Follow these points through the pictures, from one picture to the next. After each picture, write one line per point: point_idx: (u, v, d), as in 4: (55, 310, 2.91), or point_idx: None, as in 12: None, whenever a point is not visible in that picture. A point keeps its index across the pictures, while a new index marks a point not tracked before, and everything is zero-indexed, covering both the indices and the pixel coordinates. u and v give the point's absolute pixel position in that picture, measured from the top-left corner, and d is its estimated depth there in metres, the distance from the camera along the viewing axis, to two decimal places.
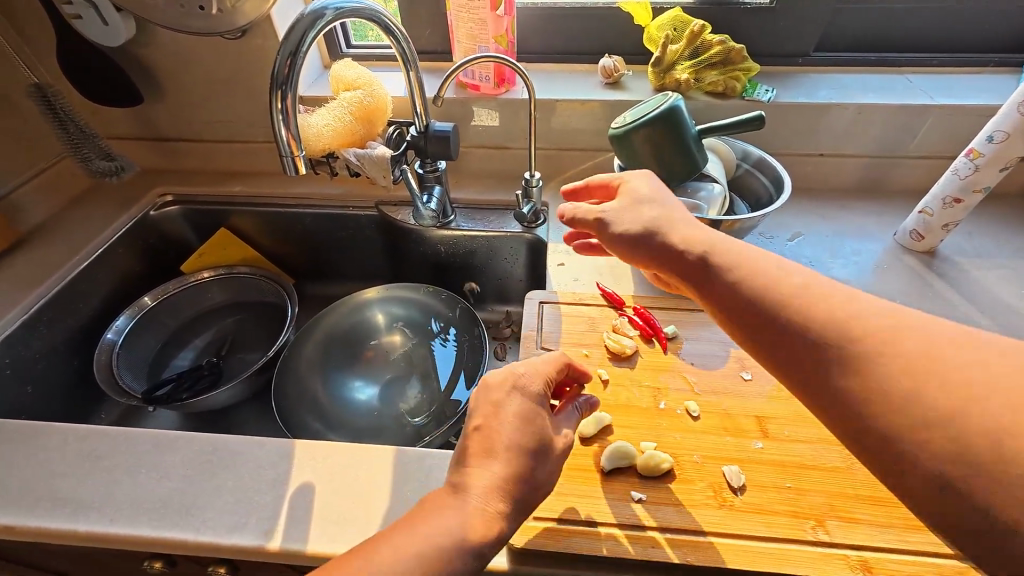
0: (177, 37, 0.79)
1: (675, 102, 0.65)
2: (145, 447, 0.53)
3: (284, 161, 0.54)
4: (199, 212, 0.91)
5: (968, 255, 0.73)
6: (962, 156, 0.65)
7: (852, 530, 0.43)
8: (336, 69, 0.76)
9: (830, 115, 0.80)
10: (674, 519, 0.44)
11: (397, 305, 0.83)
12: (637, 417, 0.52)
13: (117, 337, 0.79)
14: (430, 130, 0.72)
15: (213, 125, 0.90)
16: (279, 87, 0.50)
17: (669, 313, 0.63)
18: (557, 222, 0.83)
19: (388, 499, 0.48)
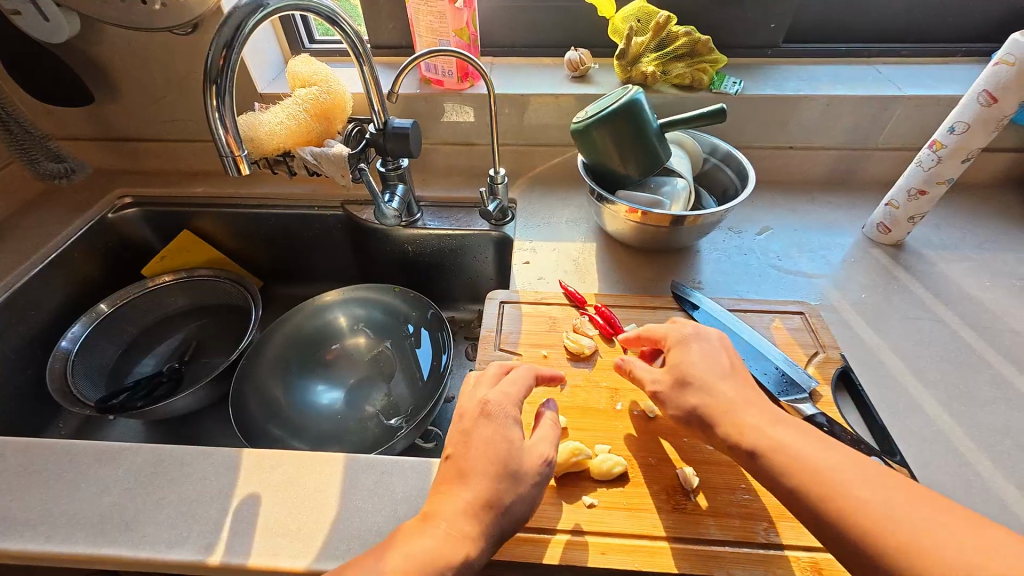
0: (126, 33, 0.76)
1: (636, 95, 0.63)
2: (87, 459, 0.51)
3: (226, 161, 0.52)
4: (160, 214, 0.89)
5: (935, 248, 0.72)
6: (925, 148, 0.64)
7: (804, 531, 0.42)
8: (292, 65, 0.74)
9: (798, 107, 0.79)
10: (625, 524, 0.43)
11: (362, 306, 0.81)
12: (593, 419, 0.51)
13: (72, 345, 0.77)
14: (389, 127, 0.71)
15: (171, 124, 0.87)
16: (213, 84, 0.48)
17: (631, 312, 0.63)
18: (524, 220, 0.81)
19: (336, 508, 0.46)
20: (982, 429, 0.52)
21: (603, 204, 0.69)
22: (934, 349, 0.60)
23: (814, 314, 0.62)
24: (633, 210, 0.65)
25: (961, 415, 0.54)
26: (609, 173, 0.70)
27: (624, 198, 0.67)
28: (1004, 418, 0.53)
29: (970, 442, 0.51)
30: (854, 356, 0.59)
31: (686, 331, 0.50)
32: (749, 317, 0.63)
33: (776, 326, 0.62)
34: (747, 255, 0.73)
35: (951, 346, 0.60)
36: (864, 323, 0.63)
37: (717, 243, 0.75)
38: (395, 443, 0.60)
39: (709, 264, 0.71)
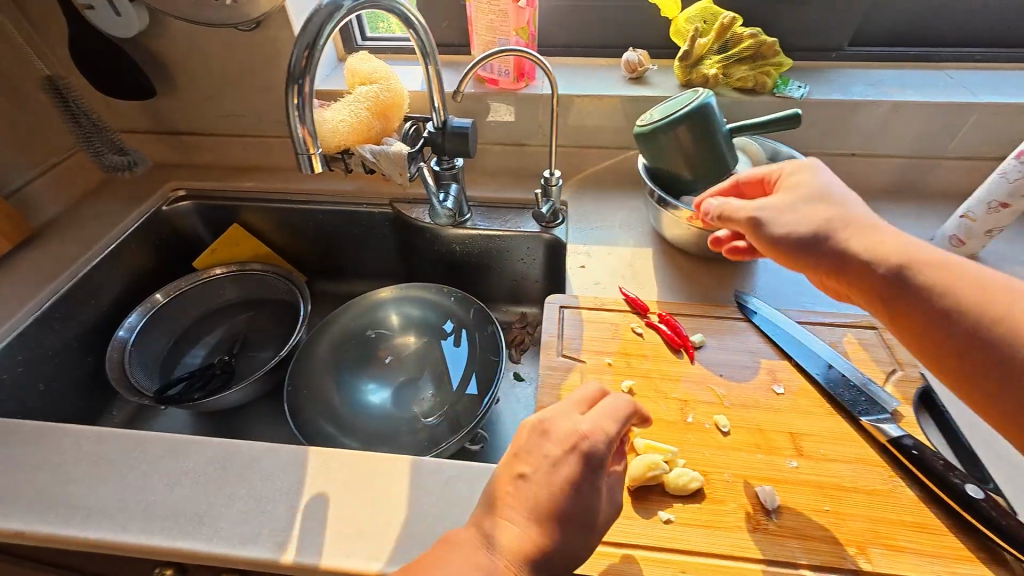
0: (189, 28, 0.77)
1: (706, 99, 0.62)
2: (157, 450, 0.51)
3: (301, 159, 0.52)
4: (212, 207, 0.90)
5: (1011, 262, 0.69)
6: (1011, 158, 0.61)
7: (896, 559, 0.40)
8: (351, 62, 0.74)
9: (866, 113, 0.77)
10: (704, 542, 0.42)
11: (410, 305, 0.81)
12: (664, 431, 0.50)
13: (129, 334, 0.78)
14: (449, 127, 0.70)
15: (225, 119, 0.88)
16: (295, 83, 0.48)
17: (697, 322, 0.60)
18: (576, 222, 0.80)
19: (406, 510, 0.46)
20: None
21: (665, 210, 0.67)
22: None
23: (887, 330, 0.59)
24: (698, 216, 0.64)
25: None
26: (671, 178, 0.68)
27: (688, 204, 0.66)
28: None
29: None
30: None
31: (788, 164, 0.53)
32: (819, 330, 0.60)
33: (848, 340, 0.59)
34: None
35: None
36: None
37: None
38: (453, 444, 0.60)
39: (772, 273, 0.69)
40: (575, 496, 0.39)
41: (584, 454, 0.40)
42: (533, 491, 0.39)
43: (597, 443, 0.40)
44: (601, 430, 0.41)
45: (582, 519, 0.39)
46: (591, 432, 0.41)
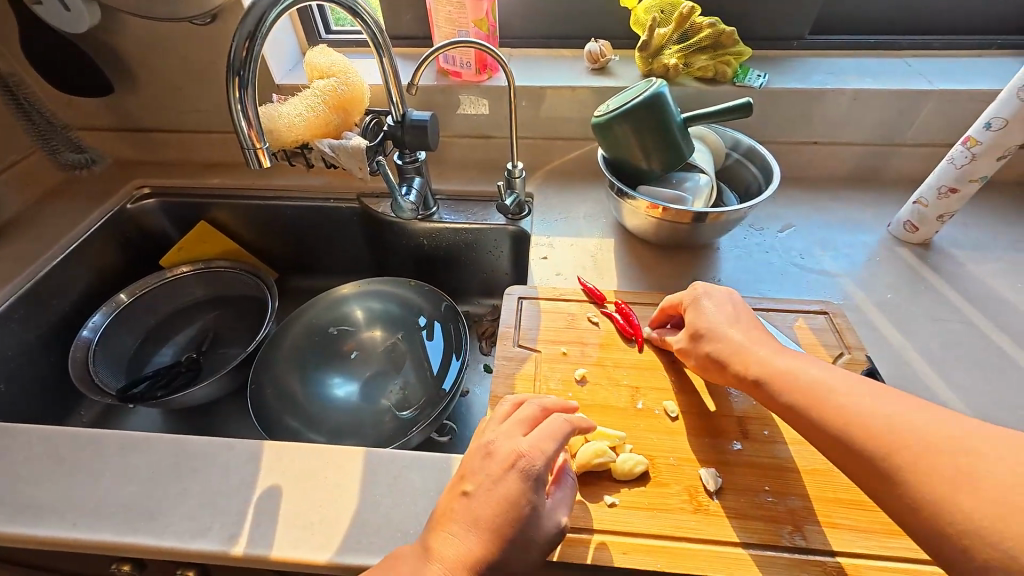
0: (145, 22, 0.76)
1: (660, 88, 0.62)
2: (111, 448, 0.51)
3: (248, 153, 0.52)
4: (177, 205, 0.89)
5: (963, 247, 0.71)
6: (959, 144, 0.62)
7: (830, 536, 0.42)
8: (310, 56, 0.73)
9: (825, 101, 0.77)
10: (646, 524, 0.43)
11: (376, 300, 0.81)
12: (614, 418, 0.50)
13: (93, 334, 0.77)
14: (408, 120, 0.70)
15: (188, 115, 0.88)
16: (236, 75, 0.48)
17: (653, 310, 0.61)
18: (541, 214, 0.81)
19: (357, 501, 0.47)
20: None
21: (623, 200, 0.68)
22: (963, 353, 0.59)
23: (838, 315, 0.61)
24: (655, 206, 0.64)
25: (990, 419, 0.52)
26: (629, 168, 0.68)
27: (645, 194, 0.66)
28: None
29: None
30: (878, 357, 0.58)
31: (696, 290, 0.54)
32: (772, 316, 0.61)
33: (799, 326, 0.60)
34: (768, 252, 0.71)
35: (980, 347, 0.59)
36: (890, 324, 0.62)
37: (737, 240, 0.73)
38: (414, 435, 0.61)
39: (732, 262, 0.70)
40: (512, 513, 0.39)
41: (522, 472, 0.40)
42: (473, 506, 0.39)
43: (535, 462, 0.41)
44: (539, 450, 0.41)
45: (523, 540, 0.38)
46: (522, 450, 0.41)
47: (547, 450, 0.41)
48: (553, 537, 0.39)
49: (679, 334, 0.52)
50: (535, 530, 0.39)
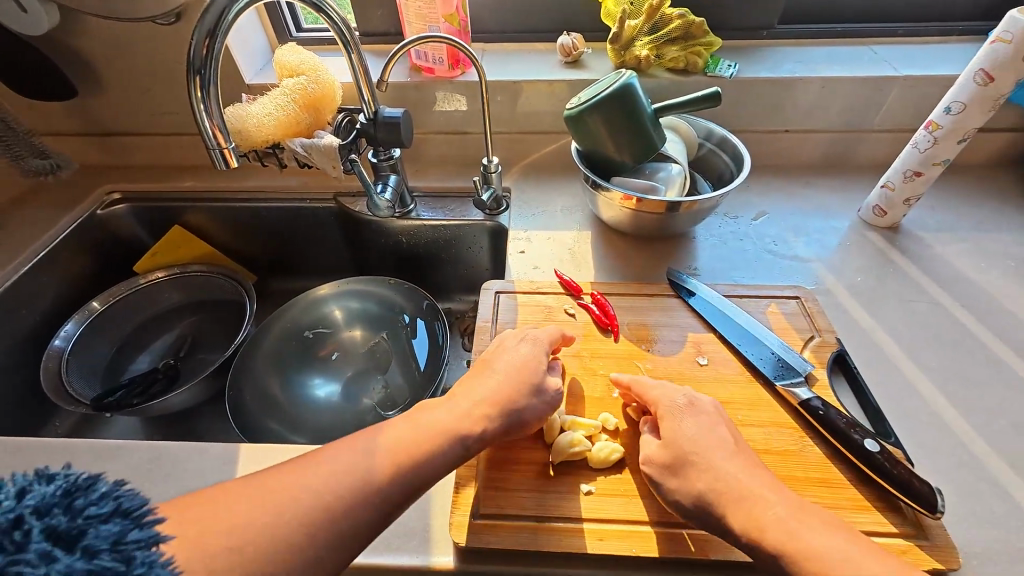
0: (106, 23, 0.74)
1: (629, 80, 0.62)
2: (83, 458, 0.51)
3: (213, 154, 0.52)
4: (148, 209, 0.87)
5: (930, 229, 0.72)
6: (921, 128, 0.64)
7: None
8: (279, 54, 0.73)
9: (794, 89, 0.79)
10: (622, 511, 0.43)
11: (356, 299, 0.81)
12: (591, 408, 0.51)
13: (65, 343, 0.76)
14: (380, 117, 0.69)
15: (157, 117, 0.86)
16: (197, 74, 0.47)
17: (629, 300, 0.62)
18: (519, 209, 0.81)
19: None
20: (978, 411, 0.52)
21: (597, 192, 0.68)
22: (930, 332, 0.60)
23: (809, 299, 0.62)
24: (628, 196, 0.64)
25: (955, 396, 0.54)
26: (603, 160, 0.69)
27: (619, 185, 0.66)
28: (999, 399, 0.53)
29: (964, 422, 0.52)
30: (848, 339, 0.59)
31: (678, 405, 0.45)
32: (745, 303, 0.62)
33: (772, 311, 0.61)
34: (743, 240, 0.72)
35: (945, 327, 0.61)
36: (860, 307, 0.63)
37: (712, 229, 0.74)
38: None
39: (706, 250, 0.71)
40: (507, 373, 0.48)
41: (527, 340, 0.51)
42: (472, 380, 0.48)
43: (533, 337, 0.52)
44: (537, 333, 0.52)
45: (534, 389, 0.47)
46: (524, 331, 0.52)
47: (551, 334, 0.53)
48: (546, 395, 0.47)
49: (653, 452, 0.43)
50: (545, 384, 0.48)
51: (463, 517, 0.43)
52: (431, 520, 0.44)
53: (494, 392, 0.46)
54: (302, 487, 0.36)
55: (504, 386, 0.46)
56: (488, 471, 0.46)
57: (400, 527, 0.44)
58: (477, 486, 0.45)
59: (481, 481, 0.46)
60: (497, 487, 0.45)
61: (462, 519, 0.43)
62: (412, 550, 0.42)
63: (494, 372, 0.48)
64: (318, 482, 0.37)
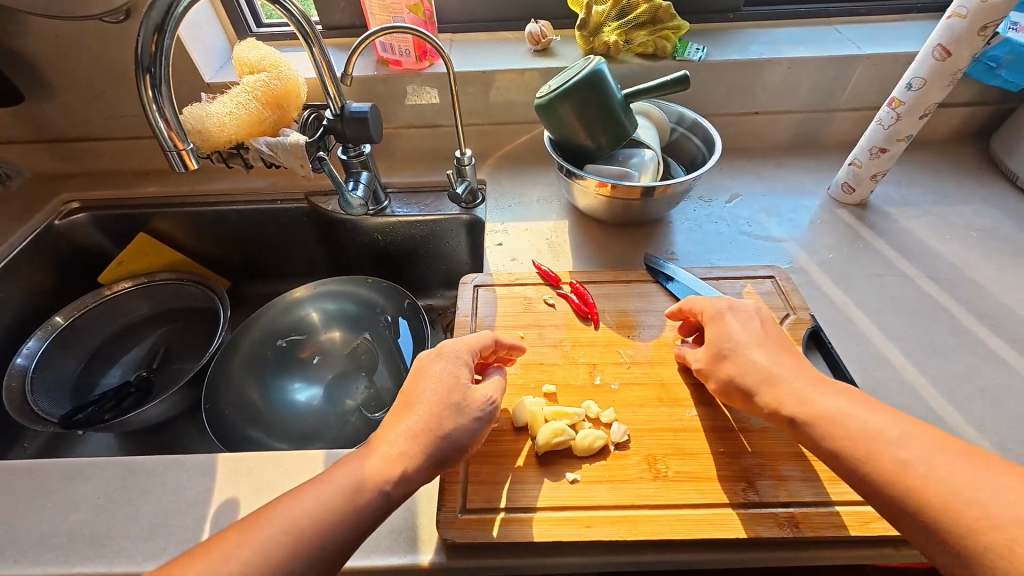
0: (51, 23, 0.71)
1: (599, 66, 0.62)
2: (52, 478, 0.49)
3: (171, 156, 0.50)
4: (110, 217, 0.84)
5: (896, 204, 0.74)
6: (885, 105, 0.65)
7: (781, 488, 0.43)
8: (238, 50, 0.70)
9: (762, 71, 0.79)
10: (608, 496, 0.43)
11: (333, 301, 0.79)
12: (574, 396, 0.51)
13: (28, 361, 0.73)
14: (347, 112, 0.68)
15: (113, 121, 0.83)
16: (147, 73, 0.45)
17: (607, 288, 0.62)
18: (495, 201, 0.80)
19: None
20: (947, 378, 0.54)
21: (572, 180, 0.68)
22: (899, 304, 0.62)
23: (784, 278, 0.63)
24: (603, 183, 0.64)
25: (925, 365, 0.55)
26: (577, 149, 0.68)
27: (593, 172, 0.66)
28: (965, 365, 0.55)
29: (933, 390, 0.53)
30: (823, 315, 0.61)
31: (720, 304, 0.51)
32: (721, 285, 0.63)
33: (748, 292, 0.62)
34: (718, 223, 0.73)
35: (914, 299, 0.62)
36: (832, 283, 0.64)
37: (687, 213, 0.75)
38: None
39: (683, 234, 0.71)
40: (429, 393, 0.44)
41: (447, 356, 0.47)
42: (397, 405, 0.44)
43: (456, 350, 0.47)
44: (460, 344, 0.48)
45: (458, 408, 0.43)
46: (448, 343, 0.48)
47: (483, 343, 0.49)
48: (476, 412, 0.43)
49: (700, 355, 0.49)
50: (468, 399, 0.44)
51: (449, 513, 0.43)
52: (417, 518, 0.44)
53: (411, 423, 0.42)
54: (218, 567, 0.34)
55: (427, 410, 0.42)
56: (472, 466, 0.46)
57: (387, 527, 0.43)
58: (462, 482, 0.45)
59: (466, 476, 0.45)
60: (483, 480, 0.45)
61: (449, 515, 0.43)
62: (399, 549, 0.42)
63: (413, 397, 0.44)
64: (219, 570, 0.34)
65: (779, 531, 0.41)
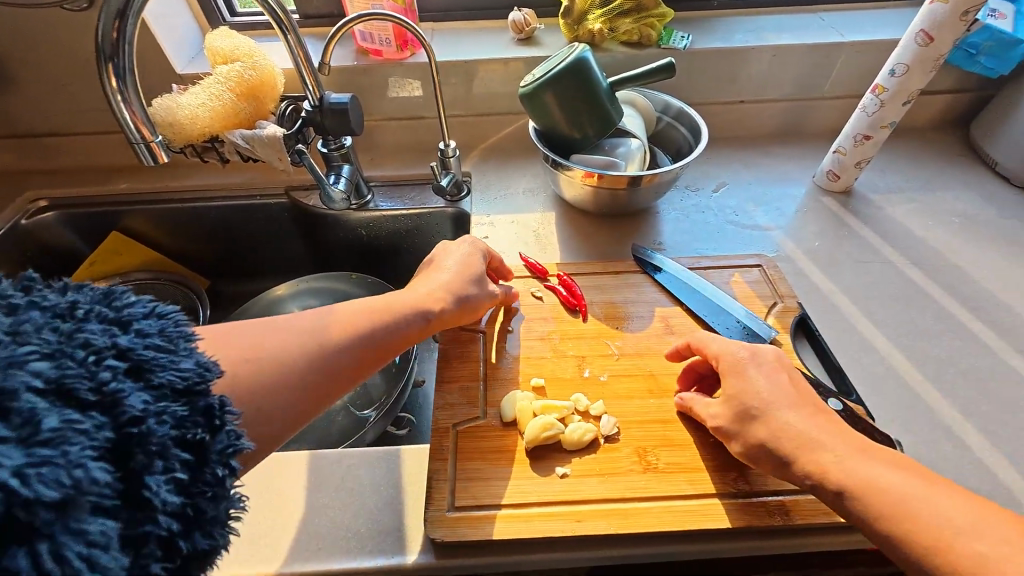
0: (10, 11, 0.67)
1: (583, 53, 0.61)
2: None
3: (138, 150, 0.48)
4: (80, 215, 0.81)
5: (880, 191, 0.75)
6: (868, 92, 0.65)
7: (771, 477, 0.43)
8: (210, 40, 0.67)
9: (747, 59, 0.79)
10: (598, 490, 0.43)
11: (316, 297, 0.77)
12: (562, 390, 0.50)
13: None
14: (326, 103, 0.66)
15: (81, 115, 0.79)
16: (108, 62, 0.42)
17: (595, 279, 0.61)
18: (481, 193, 0.79)
19: (303, 507, 0.44)
20: (931, 362, 0.55)
21: (558, 170, 0.66)
22: (885, 291, 0.62)
23: (771, 266, 0.63)
24: (589, 173, 0.63)
25: (909, 350, 0.56)
26: (562, 138, 0.67)
27: (579, 163, 0.65)
28: (949, 349, 0.56)
29: (919, 376, 0.54)
30: (809, 303, 0.61)
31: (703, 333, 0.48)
32: (709, 274, 0.62)
33: (735, 281, 0.61)
34: (705, 213, 0.73)
35: (899, 285, 0.62)
36: (818, 270, 0.65)
37: (675, 203, 0.74)
38: (368, 432, 0.60)
39: (670, 225, 0.71)
40: (456, 267, 0.53)
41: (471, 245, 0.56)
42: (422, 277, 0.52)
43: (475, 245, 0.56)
44: (477, 241, 0.57)
45: (479, 280, 0.53)
46: (474, 240, 0.56)
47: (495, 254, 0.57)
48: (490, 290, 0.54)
49: (716, 410, 0.44)
50: (485, 278, 0.54)
51: (438, 512, 0.42)
52: (405, 519, 0.43)
53: (445, 284, 0.50)
54: (253, 346, 0.36)
55: (456, 281, 0.51)
56: (460, 463, 0.45)
57: (376, 528, 0.43)
58: (449, 480, 0.44)
59: (454, 474, 0.45)
60: (471, 478, 0.44)
61: (437, 514, 0.42)
62: (388, 551, 0.42)
63: (439, 270, 0.53)
64: (229, 350, 0.35)
65: (770, 520, 0.41)
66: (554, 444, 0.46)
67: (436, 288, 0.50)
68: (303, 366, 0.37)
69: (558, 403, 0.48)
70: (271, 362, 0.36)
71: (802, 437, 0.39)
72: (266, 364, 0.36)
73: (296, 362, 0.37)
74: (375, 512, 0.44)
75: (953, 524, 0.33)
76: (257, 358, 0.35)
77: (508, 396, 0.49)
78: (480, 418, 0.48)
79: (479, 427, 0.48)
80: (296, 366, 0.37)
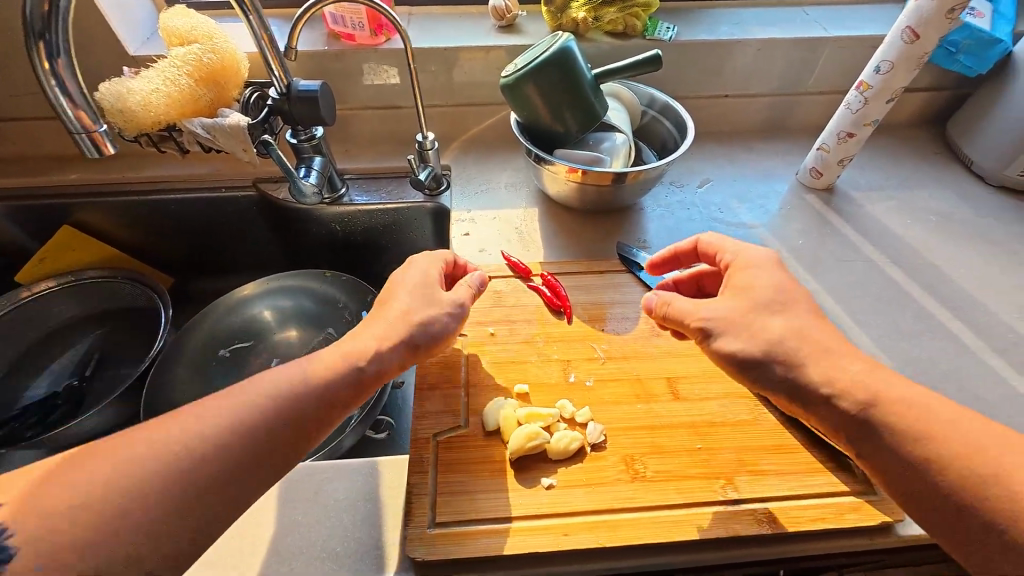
0: None
1: (567, 43, 0.58)
2: None
3: (79, 141, 0.43)
4: (24, 208, 0.74)
5: (861, 189, 0.75)
6: (853, 90, 0.64)
7: (758, 483, 0.43)
8: (164, 19, 0.62)
9: (732, 52, 0.78)
10: (585, 501, 0.41)
11: (288, 297, 0.73)
12: (548, 396, 0.49)
13: None
14: (295, 91, 0.61)
15: (22, 99, 0.73)
16: (39, 40, 0.38)
17: (580, 279, 0.59)
18: (461, 188, 0.76)
19: (273, 527, 0.42)
20: (911, 361, 0.55)
21: (542, 166, 0.64)
22: (867, 290, 0.62)
23: None
24: (573, 169, 0.61)
25: (891, 350, 0.56)
26: (546, 132, 0.65)
27: (563, 158, 0.63)
28: (927, 349, 0.56)
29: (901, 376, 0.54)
30: None
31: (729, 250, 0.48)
32: None
33: None
34: (690, 209, 0.72)
35: (879, 284, 0.63)
36: (802, 268, 0.64)
37: (660, 200, 0.73)
38: (344, 439, 0.56)
39: (656, 222, 0.69)
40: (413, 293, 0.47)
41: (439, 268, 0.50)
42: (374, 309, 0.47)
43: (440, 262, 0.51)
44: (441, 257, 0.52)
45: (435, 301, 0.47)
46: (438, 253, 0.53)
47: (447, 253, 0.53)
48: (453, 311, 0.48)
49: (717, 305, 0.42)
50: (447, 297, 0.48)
51: (418, 529, 0.40)
52: (383, 537, 0.41)
53: (393, 313, 0.45)
54: (148, 459, 0.31)
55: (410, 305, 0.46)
56: (441, 476, 0.43)
57: (353, 547, 0.41)
58: (430, 494, 0.42)
59: (434, 487, 0.42)
60: (452, 491, 0.42)
61: (417, 531, 0.40)
62: (364, 571, 0.39)
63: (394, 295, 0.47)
64: (100, 473, 0.30)
65: (758, 528, 0.40)
66: (538, 453, 0.44)
67: (389, 321, 0.45)
68: (209, 476, 0.32)
69: (544, 410, 0.46)
70: (169, 471, 0.31)
71: (828, 358, 0.38)
72: (164, 484, 0.31)
73: (205, 468, 0.32)
74: (352, 531, 0.41)
75: (982, 445, 0.32)
76: (146, 475, 0.30)
77: (491, 403, 0.47)
78: (462, 427, 0.46)
79: (461, 436, 0.46)
80: (209, 469, 0.32)
